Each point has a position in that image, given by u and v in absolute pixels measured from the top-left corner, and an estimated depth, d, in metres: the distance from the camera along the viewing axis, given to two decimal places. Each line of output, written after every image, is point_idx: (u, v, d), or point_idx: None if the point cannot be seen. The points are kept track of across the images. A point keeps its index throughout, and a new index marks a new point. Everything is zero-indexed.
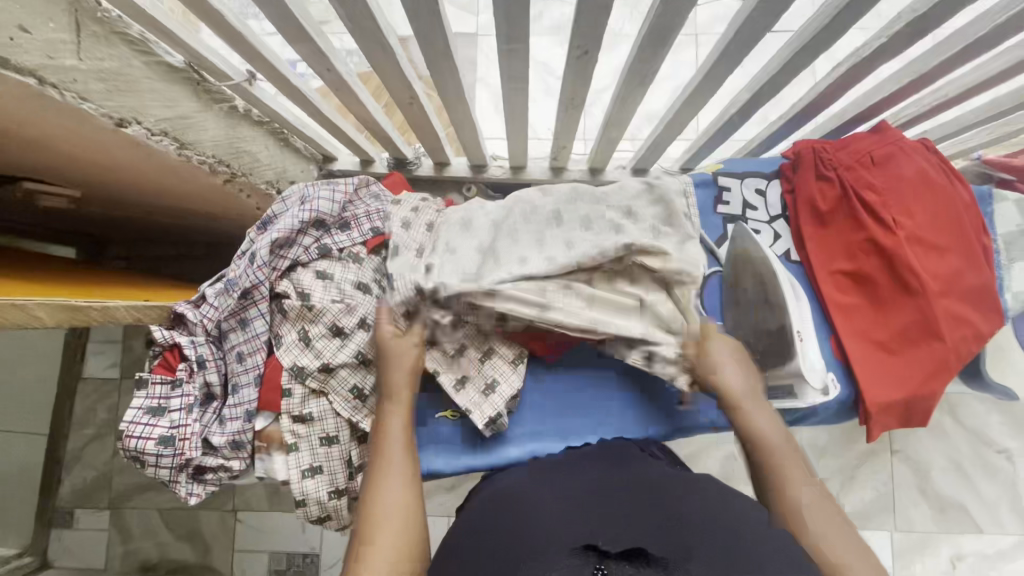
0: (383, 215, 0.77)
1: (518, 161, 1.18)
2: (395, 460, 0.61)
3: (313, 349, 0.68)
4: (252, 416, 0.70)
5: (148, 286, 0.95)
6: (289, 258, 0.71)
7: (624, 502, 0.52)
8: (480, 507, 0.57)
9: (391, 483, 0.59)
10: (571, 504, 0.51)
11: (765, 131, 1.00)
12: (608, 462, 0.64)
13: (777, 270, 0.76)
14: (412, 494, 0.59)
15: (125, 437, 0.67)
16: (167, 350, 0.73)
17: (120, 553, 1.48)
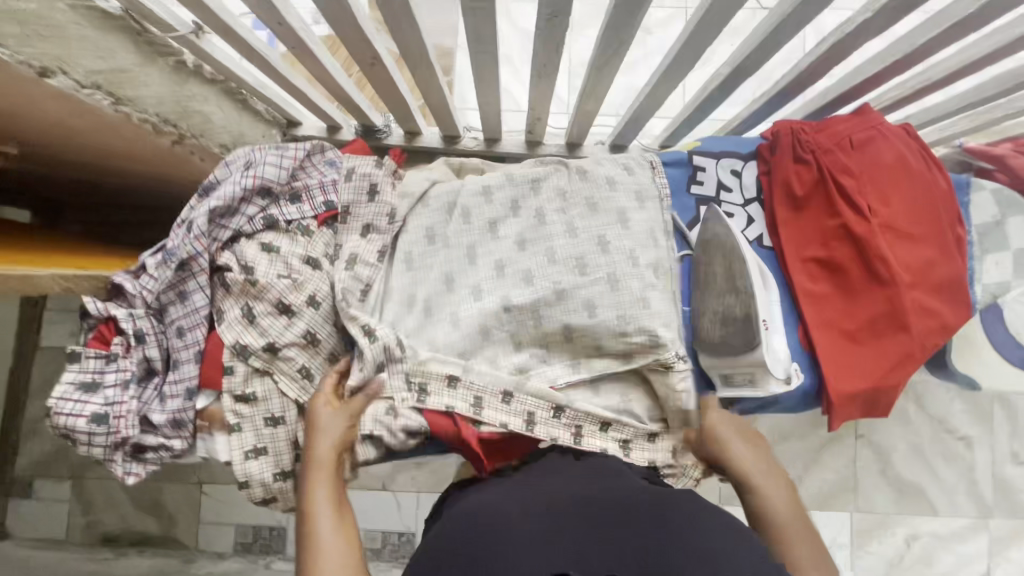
0: (337, 186, 0.72)
1: (493, 134, 1.13)
2: (324, 536, 0.58)
3: (256, 327, 0.65)
4: (192, 394, 0.66)
5: (90, 248, 0.89)
6: (232, 229, 0.66)
7: (601, 513, 0.54)
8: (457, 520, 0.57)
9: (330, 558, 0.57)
10: (553, 514, 0.55)
11: (746, 110, 0.97)
12: (583, 479, 0.63)
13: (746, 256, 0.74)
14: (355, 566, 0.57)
15: (55, 414, 0.63)
16: (101, 323, 0.68)
17: (81, 524, 1.45)
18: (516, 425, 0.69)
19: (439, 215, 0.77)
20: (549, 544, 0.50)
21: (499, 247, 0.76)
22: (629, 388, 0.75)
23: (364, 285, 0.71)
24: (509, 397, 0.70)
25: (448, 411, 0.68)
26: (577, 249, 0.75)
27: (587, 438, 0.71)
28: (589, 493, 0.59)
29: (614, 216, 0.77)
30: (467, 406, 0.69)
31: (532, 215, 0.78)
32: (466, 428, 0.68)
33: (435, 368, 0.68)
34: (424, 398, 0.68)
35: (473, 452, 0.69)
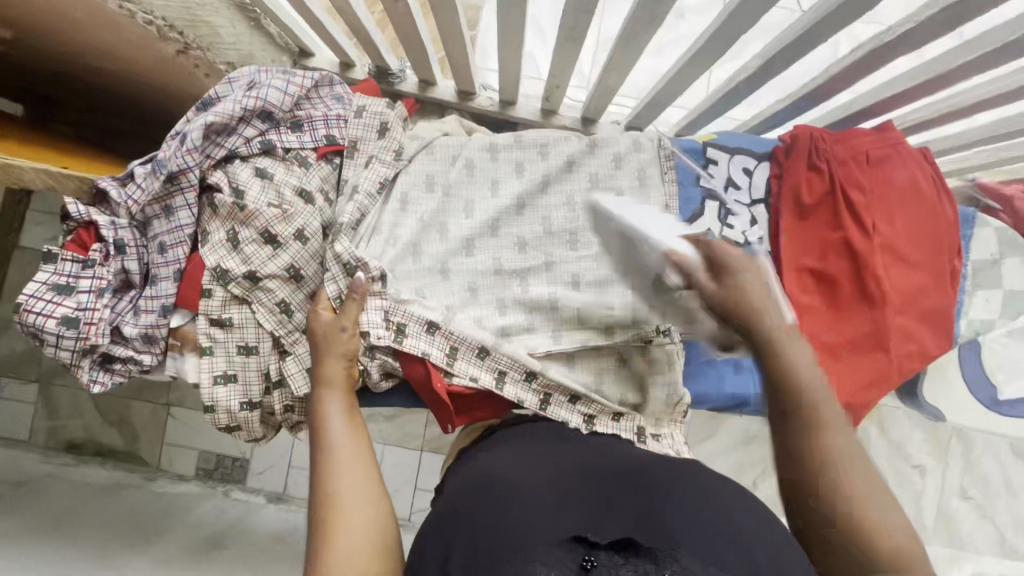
0: (343, 121, 0.70)
1: (509, 97, 1.09)
2: (342, 454, 0.60)
3: (240, 253, 0.63)
4: (168, 312, 0.65)
5: (72, 144, 0.85)
6: (226, 149, 0.64)
7: (611, 492, 0.58)
8: (470, 491, 0.60)
9: (342, 473, 0.59)
10: (567, 491, 0.58)
11: (766, 111, 0.95)
12: (592, 454, 0.66)
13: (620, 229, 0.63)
14: (370, 483, 0.59)
15: (23, 311, 0.62)
16: (81, 227, 0.66)
17: (44, 428, 1.45)
18: (486, 379, 0.71)
19: (442, 165, 0.76)
20: (574, 522, 0.51)
21: (497, 206, 0.75)
22: (603, 368, 0.76)
23: (359, 214, 0.69)
24: (483, 353, 0.72)
25: (423, 358, 0.70)
26: (573, 225, 0.77)
27: (553, 406, 0.73)
28: (598, 472, 0.62)
29: (609, 194, 0.77)
30: (442, 354, 0.71)
31: (536, 178, 0.77)
32: (437, 379, 0.70)
33: (418, 311, 0.70)
34: (400, 339, 0.69)
35: (441, 400, 0.71)
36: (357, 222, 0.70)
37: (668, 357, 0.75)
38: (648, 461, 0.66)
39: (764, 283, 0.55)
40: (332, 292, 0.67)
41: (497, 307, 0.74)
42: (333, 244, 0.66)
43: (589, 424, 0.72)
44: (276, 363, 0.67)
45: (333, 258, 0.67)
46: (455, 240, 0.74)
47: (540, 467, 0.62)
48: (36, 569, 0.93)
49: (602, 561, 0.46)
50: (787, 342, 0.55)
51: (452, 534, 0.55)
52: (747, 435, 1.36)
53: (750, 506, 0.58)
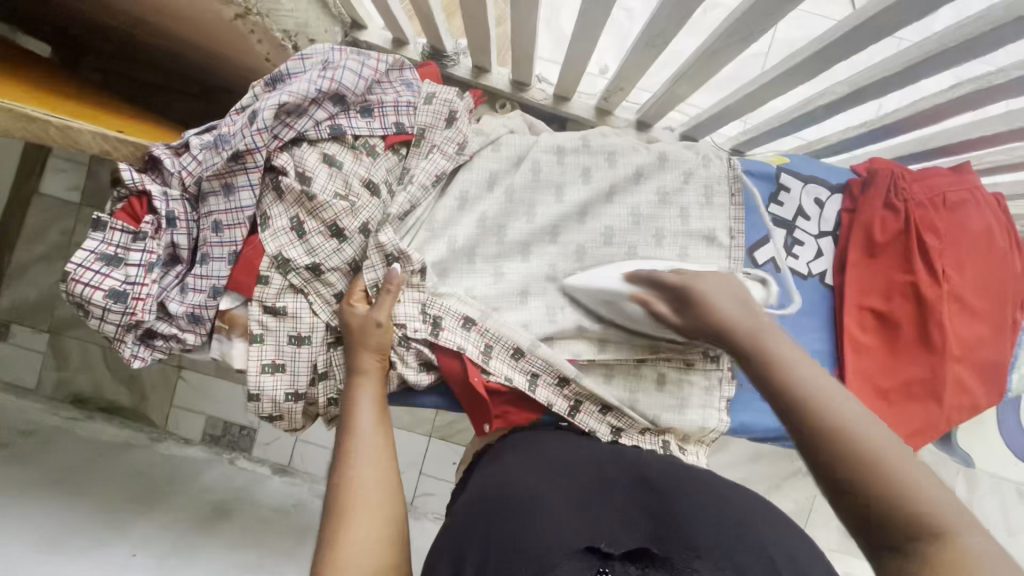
0: (413, 108, 0.66)
1: (565, 92, 1.05)
2: (365, 446, 0.57)
3: (305, 243, 0.61)
4: (218, 294, 0.63)
5: (116, 101, 0.81)
6: (295, 130, 0.60)
7: (632, 503, 0.55)
8: (488, 496, 0.57)
9: (368, 457, 0.57)
10: (585, 500, 0.55)
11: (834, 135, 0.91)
12: (614, 462, 0.63)
13: (591, 295, 0.68)
14: (388, 477, 0.57)
15: (70, 281, 0.59)
16: (133, 196, 0.64)
17: (53, 378, 1.44)
18: (520, 382, 0.69)
19: (507, 165, 0.72)
20: (588, 531, 0.48)
21: (560, 213, 0.72)
22: (642, 385, 0.73)
23: (410, 205, 0.66)
24: (519, 355, 0.69)
25: (458, 353, 0.66)
26: (633, 237, 0.73)
27: (581, 415, 0.71)
28: (617, 480, 0.59)
29: (674, 209, 0.74)
30: (478, 350, 0.67)
31: (602, 187, 0.73)
32: (475, 374, 0.66)
33: (455, 305, 0.67)
34: (436, 332, 0.66)
35: (477, 399, 0.68)
36: (406, 213, 0.67)
37: (711, 379, 0.75)
38: (668, 471, 0.62)
39: (715, 285, 0.59)
40: (370, 280, 0.63)
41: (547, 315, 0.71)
42: (377, 233, 0.62)
43: (616, 436, 0.70)
44: (324, 356, 0.64)
45: (375, 248, 0.62)
46: (512, 243, 0.71)
47: (556, 475, 0.59)
48: (44, 530, 0.92)
49: (618, 570, 0.43)
50: (756, 334, 0.55)
51: (470, 543, 0.52)
52: (759, 453, 1.35)
53: (765, 516, 0.55)
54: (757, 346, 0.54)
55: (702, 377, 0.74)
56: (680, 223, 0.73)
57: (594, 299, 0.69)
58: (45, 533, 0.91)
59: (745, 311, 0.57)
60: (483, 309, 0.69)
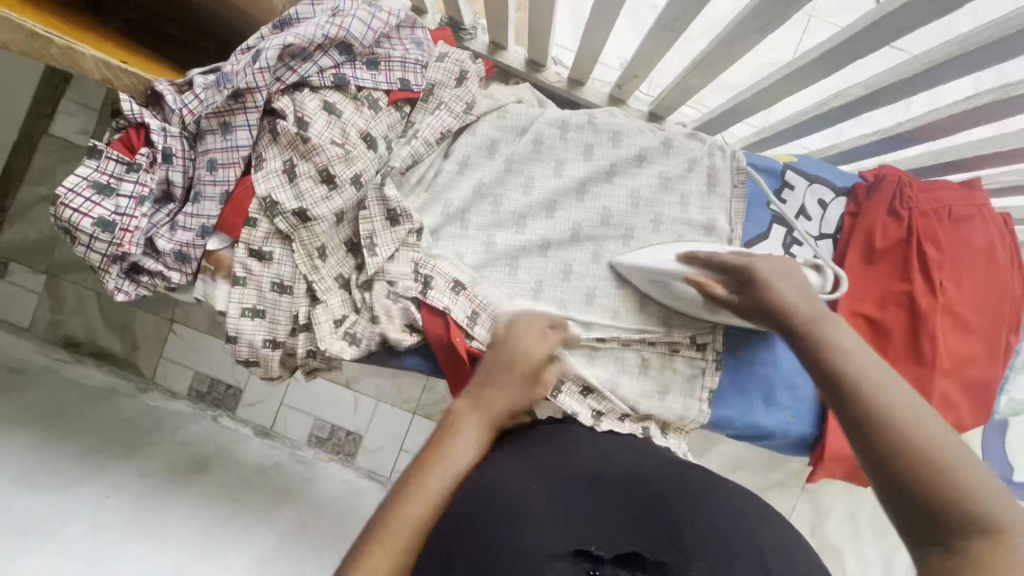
0: (421, 66, 0.65)
1: (579, 76, 1.03)
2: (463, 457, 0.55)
3: (294, 187, 0.59)
4: (206, 234, 0.62)
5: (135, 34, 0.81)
6: (298, 75, 0.59)
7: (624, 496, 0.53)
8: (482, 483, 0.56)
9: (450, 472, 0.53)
10: (569, 498, 0.51)
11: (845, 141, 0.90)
12: (610, 451, 0.61)
13: (634, 269, 0.69)
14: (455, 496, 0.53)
15: (60, 205, 0.59)
16: (131, 127, 0.63)
17: (46, 320, 1.44)
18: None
19: (510, 134, 0.71)
20: (576, 528, 0.48)
21: (558, 187, 0.71)
22: (624, 369, 0.73)
23: (413, 160, 0.66)
24: (504, 326, 0.68)
25: (444, 312, 0.65)
26: (630, 220, 0.72)
27: (563, 396, 0.69)
28: (608, 477, 0.56)
29: (674, 195, 0.73)
30: (464, 315, 0.66)
31: (603, 165, 0.72)
32: (458, 336, 0.65)
33: (445, 268, 0.67)
34: (425, 291, 0.65)
35: (458, 362, 0.66)
36: (410, 167, 0.66)
37: (696, 369, 0.74)
38: (668, 469, 0.58)
39: (772, 267, 0.58)
40: (367, 230, 0.64)
41: (535, 288, 0.71)
42: (381, 186, 0.63)
43: (597, 418, 0.69)
44: (306, 308, 0.64)
45: (376, 200, 0.63)
46: (506, 214, 0.70)
47: (540, 469, 0.55)
48: (20, 463, 0.92)
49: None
50: (817, 323, 0.53)
51: (449, 531, 0.48)
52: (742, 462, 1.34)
53: (767, 515, 0.51)
54: (808, 332, 0.52)
55: (686, 366, 0.74)
56: (679, 210, 0.72)
57: (640, 277, 0.69)
58: (23, 465, 0.92)
59: (805, 295, 0.56)
60: (472, 277, 0.68)
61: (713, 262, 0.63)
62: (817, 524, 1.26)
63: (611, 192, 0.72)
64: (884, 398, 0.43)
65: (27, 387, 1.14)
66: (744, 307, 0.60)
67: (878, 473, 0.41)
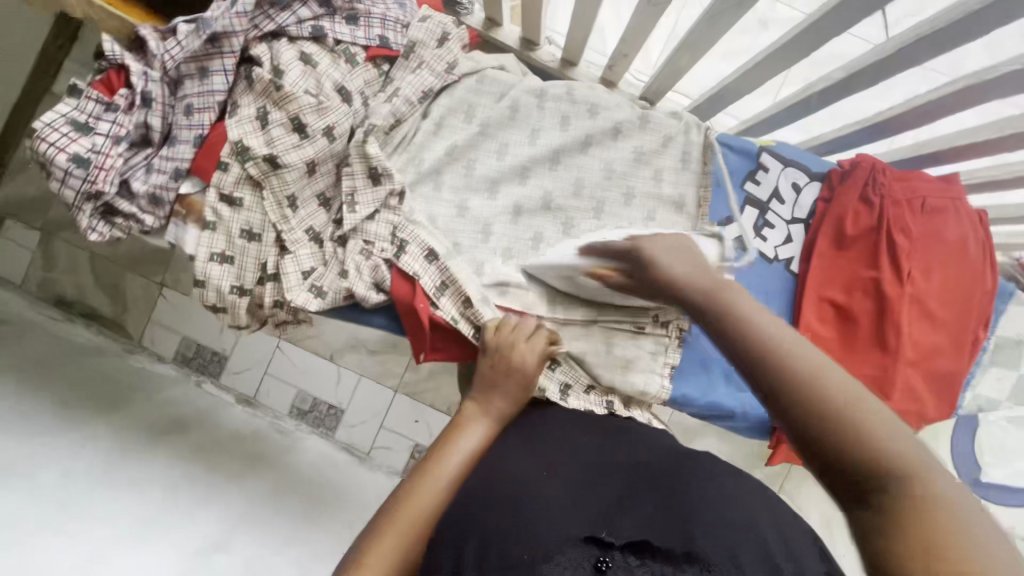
0: (401, 25, 0.66)
1: (572, 56, 1.03)
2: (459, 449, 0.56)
3: (266, 134, 0.60)
4: (179, 177, 0.63)
5: None
6: (276, 24, 0.60)
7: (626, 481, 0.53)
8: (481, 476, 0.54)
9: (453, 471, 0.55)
10: (578, 485, 0.51)
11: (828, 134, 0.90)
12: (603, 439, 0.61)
13: (543, 269, 0.68)
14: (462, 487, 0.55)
15: (37, 138, 0.60)
16: (112, 69, 0.64)
17: (38, 277, 1.45)
18: (464, 328, 0.67)
19: (488, 100, 0.72)
20: (575, 514, 0.47)
21: (532, 155, 0.71)
22: (592, 342, 0.73)
23: (396, 119, 0.67)
24: (469, 305, 0.67)
25: (413, 277, 0.65)
26: (601, 195, 0.72)
27: None
28: (614, 465, 0.56)
29: (647, 170, 0.73)
30: (433, 283, 0.66)
31: (579, 137, 0.72)
32: (422, 301, 0.65)
33: (423, 236, 0.67)
34: (398, 255, 0.66)
35: (420, 328, 0.66)
36: (392, 127, 0.67)
37: (660, 346, 0.74)
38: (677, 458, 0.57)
39: (659, 243, 0.55)
40: (348, 186, 0.65)
41: (504, 254, 0.71)
42: (364, 144, 0.64)
43: (563, 393, 0.69)
44: (274, 257, 0.65)
45: (358, 158, 0.64)
46: (480, 178, 0.71)
47: (546, 459, 0.55)
48: None
49: (617, 562, 0.42)
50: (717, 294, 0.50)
51: (466, 531, 0.48)
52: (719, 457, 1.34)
53: (765, 501, 0.50)
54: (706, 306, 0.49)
55: (651, 343, 0.74)
56: (652, 186, 0.73)
57: (553, 277, 0.68)
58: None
59: (696, 267, 0.53)
60: (442, 238, 0.69)
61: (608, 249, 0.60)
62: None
63: (586, 164, 0.72)
64: (800, 367, 0.40)
65: (10, 338, 1.15)
66: (644, 287, 0.57)
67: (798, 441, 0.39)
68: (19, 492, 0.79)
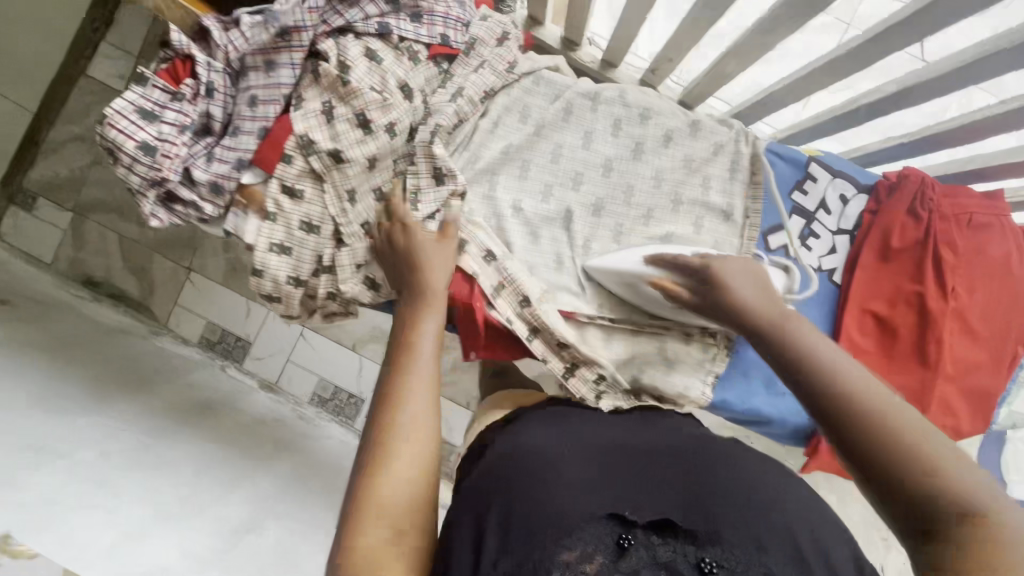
0: (461, 24, 0.66)
1: (612, 57, 1.03)
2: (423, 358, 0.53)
3: (331, 129, 0.61)
4: (241, 167, 0.64)
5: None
6: (345, 20, 0.61)
7: (649, 464, 0.52)
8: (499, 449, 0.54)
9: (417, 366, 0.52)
10: (603, 467, 0.50)
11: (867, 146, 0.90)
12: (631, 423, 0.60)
13: (605, 268, 0.69)
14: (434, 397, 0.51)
15: (107, 124, 0.61)
16: (177, 59, 0.65)
17: (68, 257, 1.44)
18: (519, 329, 0.68)
19: (543, 100, 0.72)
20: (600, 490, 0.46)
21: (584, 159, 0.72)
22: (639, 338, 0.74)
23: (460, 121, 0.68)
24: (526, 304, 0.68)
25: (472, 278, 0.67)
26: (650, 201, 0.73)
27: (574, 379, 0.70)
28: (635, 448, 0.54)
29: (697, 177, 0.73)
30: (490, 284, 0.68)
31: (630, 143, 0.73)
32: (479, 301, 0.67)
33: (481, 236, 0.68)
34: (460, 254, 0.67)
35: (473, 327, 0.68)
36: (455, 127, 0.68)
37: (706, 353, 0.75)
38: (696, 439, 0.57)
39: (731, 269, 0.59)
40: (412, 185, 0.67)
41: (553, 256, 0.72)
42: (430, 146, 0.65)
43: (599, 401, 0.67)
44: (331, 250, 0.66)
45: (424, 157, 0.66)
46: (533, 180, 0.72)
47: (568, 439, 0.54)
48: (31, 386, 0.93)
49: (639, 541, 0.43)
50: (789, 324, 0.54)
51: (487, 495, 0.47)
52: None
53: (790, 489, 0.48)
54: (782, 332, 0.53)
55: (697, 349, 0.75)
56: (701, 193, 0.73)
57: (612, 279, 0.70)
58: (34, 387, 0.94)
59: (768, 301, 0.56)
60: (493, 236, 0.70)
61: (665, 269, 0.64)
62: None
63: (637, 169, 0.73)
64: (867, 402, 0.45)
65: (43, 320, 1.15)
66: (709, 311, 0.61)
67: (849, 458, 0.44)
68: (65, 465, 0.80)
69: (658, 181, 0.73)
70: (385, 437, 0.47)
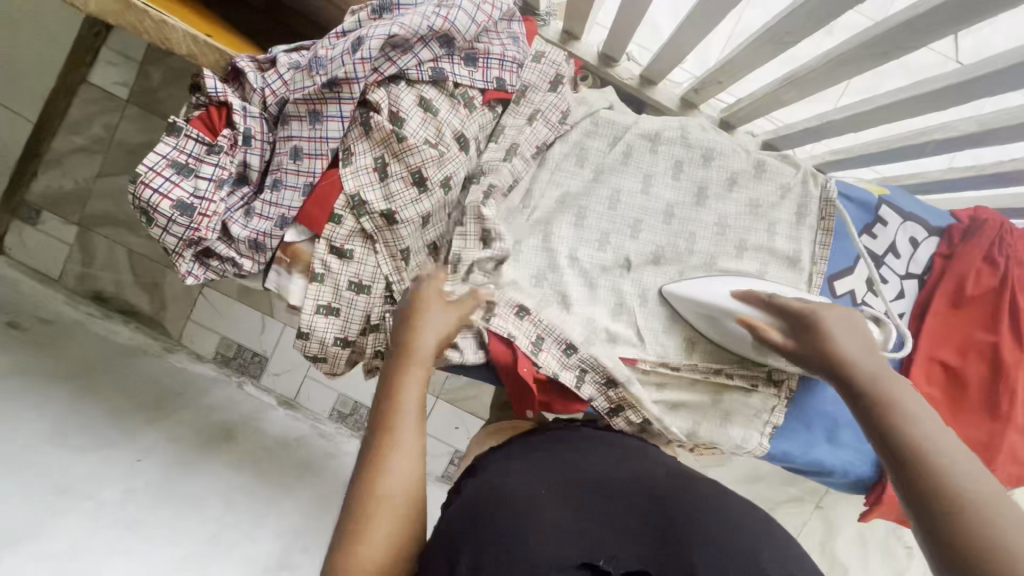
0: (518, 66, 0.62)
1: (652, 75, 0.96)
2: (406, 422, 0.49)
3: (385, 187, 0.59)
4: (285, 224, 0.60)
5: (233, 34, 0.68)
6: (397, 67, 0.56)
7: (623, 496, 0.50)
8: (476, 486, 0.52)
9: (403, 431, 0.49)
10: (583, 508, 0.49)
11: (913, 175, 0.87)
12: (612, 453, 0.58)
13: (687, 299, 0.66)
14: (416, 469, 0.48)
15: (140, 184, 0.55)
16: (212, 106, 0.59)
17: (76, 273, 1.27)
18: (567, 376, 0.64)
19: (601, 145, 0.69)
20: (575, 535, 0.45)
21: (643, 207, 0.69)
22: (696, 391, 0.70)
23: (513, 179, 0.64)
24: (570, 351, 0.64)
25: (509, 339, 0.62)
26: (712, 248, 0.69)
27: (618, 418, 0.67)
28: (619, 486, 0.52)
29: (762, 223, 0.69)
30: (529, 342, 0.63)
31: (691, 188, 0.69)
32: (524, 365, 0.62)
33: (515, 294, 0.64)
34: (490, 318, 0.62)
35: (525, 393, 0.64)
36: (510, 186, 0.65)
37: (766, 404, 0.70)
38: (671, 475, 0.54)
39: (834, 315, 0.56)
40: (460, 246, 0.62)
41: (612, 308, 0.68)
42: (480, 204, 0.61)
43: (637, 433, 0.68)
44: (380, 310, 0.62)
45: (470, 212, 0.61)
46: (591, 230, 0.68)
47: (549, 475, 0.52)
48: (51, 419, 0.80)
49: None
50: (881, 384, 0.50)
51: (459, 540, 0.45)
52: None
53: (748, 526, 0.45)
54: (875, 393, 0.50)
55: (758, 400, 0.70)
56: (766, 239, 0.69)
57: (693, 312, 0.66)
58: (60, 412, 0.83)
59: (865, 352, 0.53)
60: (547, 295, 0.66)
61: (760, 310, 0.61)
62: (825, 544, 1.21)
63: (699, 215, 0.69)
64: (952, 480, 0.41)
65: (51, 346, 0.97)
66: (797, 358, 0.57)
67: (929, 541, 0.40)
68: (85, 515, 0.70)
69: (721, 226, 0.69)
70: (361, 516, 0.45)
